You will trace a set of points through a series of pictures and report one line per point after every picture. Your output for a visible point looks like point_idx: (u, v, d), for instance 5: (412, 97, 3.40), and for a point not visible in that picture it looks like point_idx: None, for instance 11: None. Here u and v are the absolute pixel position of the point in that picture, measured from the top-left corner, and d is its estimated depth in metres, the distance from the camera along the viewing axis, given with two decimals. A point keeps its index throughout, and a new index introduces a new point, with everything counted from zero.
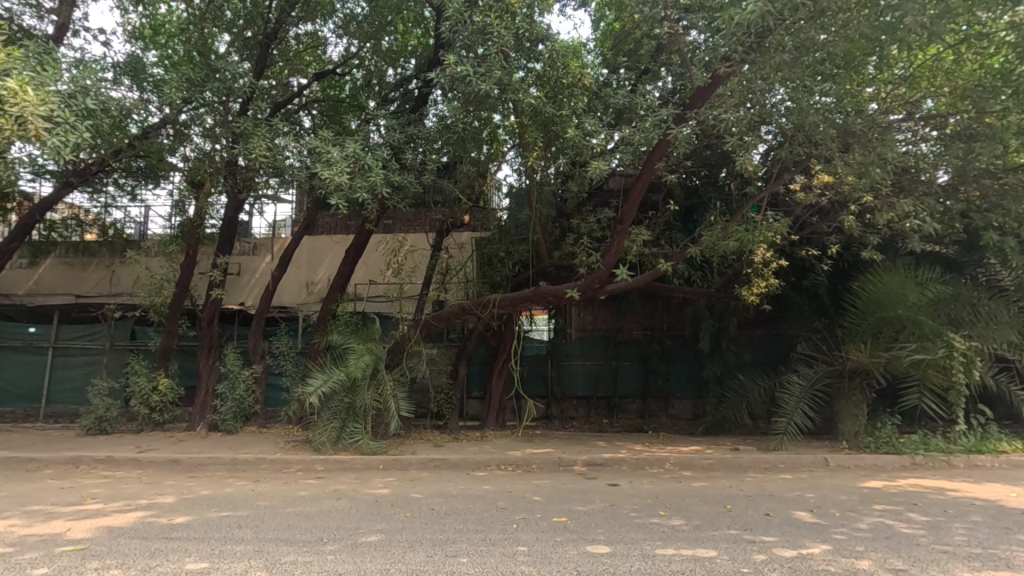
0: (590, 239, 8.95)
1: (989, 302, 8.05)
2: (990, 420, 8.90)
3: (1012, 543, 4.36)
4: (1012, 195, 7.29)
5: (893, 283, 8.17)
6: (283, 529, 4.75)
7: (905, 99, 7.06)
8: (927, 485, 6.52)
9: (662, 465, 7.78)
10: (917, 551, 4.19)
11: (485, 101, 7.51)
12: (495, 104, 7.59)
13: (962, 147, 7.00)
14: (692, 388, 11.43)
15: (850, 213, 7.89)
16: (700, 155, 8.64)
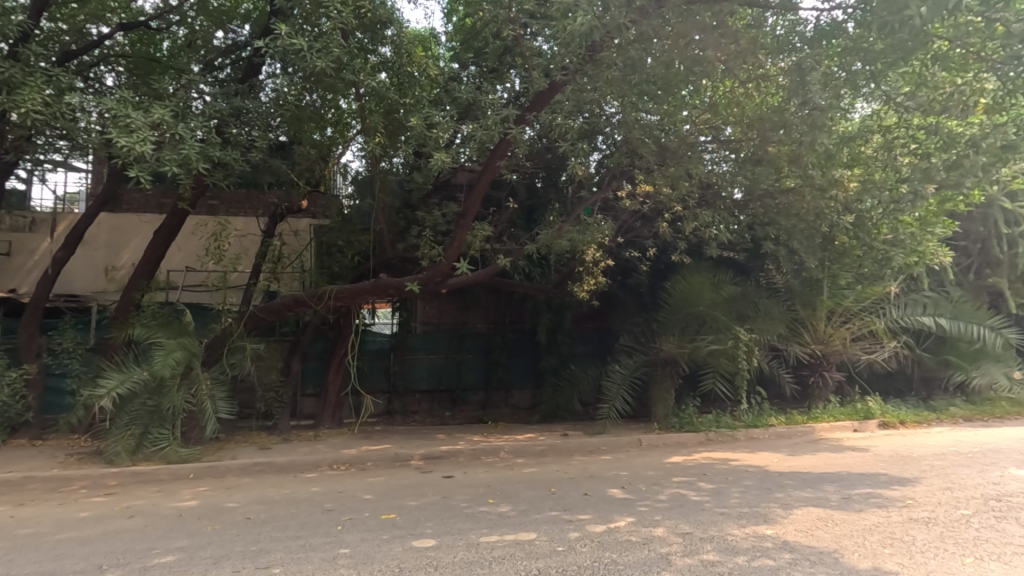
0: (434, 232, 8.86)
1: (766, 301, 9.66)
2: (765, 399, 10.66)
3: (771, 501, 5.26)
4: (784, 212, 8.62)
5: (696, 285, 9.50)
6: (49, 561, 3.99)
7: (710, 124, 8.11)
8: (715, 457, 7.62)
9: (498, 454, 8.04)
10: (701, 516, 4.85)
11: (327, 82, 7.07)
12: (342, 89, 7.24)
13: (751, 166, 8.16)
14: (531, 378, 12.03)
15: (664, 221, 8.91)
16: (541, 158, 9.11)
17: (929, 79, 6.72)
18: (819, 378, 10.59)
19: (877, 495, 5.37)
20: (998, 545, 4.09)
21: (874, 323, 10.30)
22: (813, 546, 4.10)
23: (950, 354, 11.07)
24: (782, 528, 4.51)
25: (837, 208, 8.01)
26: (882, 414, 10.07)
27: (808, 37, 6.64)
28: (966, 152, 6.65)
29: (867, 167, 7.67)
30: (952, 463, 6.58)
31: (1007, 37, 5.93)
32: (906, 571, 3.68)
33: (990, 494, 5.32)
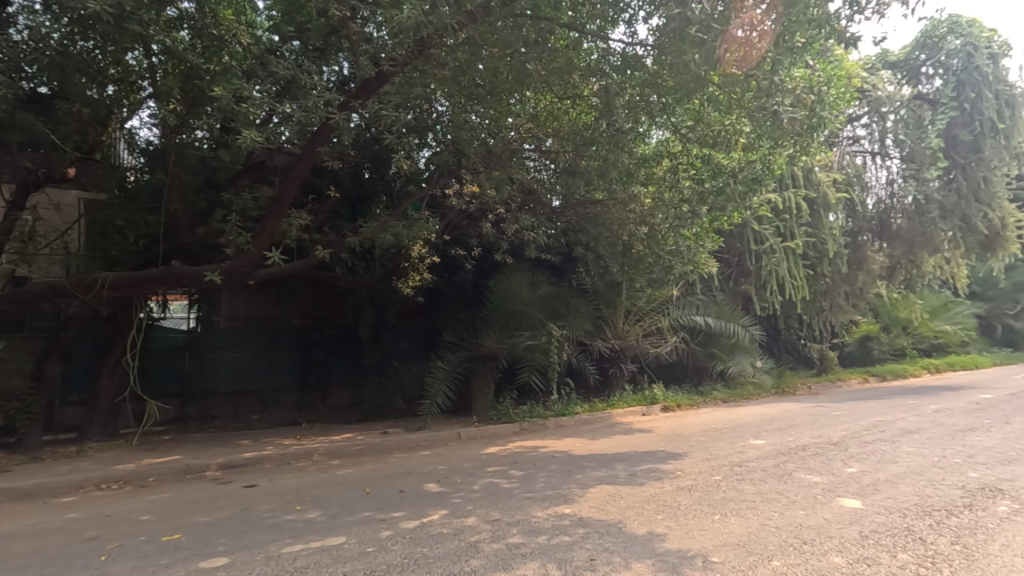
0: (241, 217, 7.91)
1: (575, 300, 10.56)
2: (573, 390, 11.70)
3: (572, 483, 5.79)
4: (592, 220, 9.71)
5: (516, 284, 10.06)
6: None
7: (532, 132, 8.55)
8: (527, 445, 8.14)
9: (310, 457, 7.56)
10: (510, 502, 5.14)
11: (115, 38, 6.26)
12: (132, 45, 6.43)
13: (565, 176, 8.89)
14: (352, 377, 11.45)
15: (488, 222, 9.21)
16: (367, 147, 8.67)
17: (706, 117, 7.83)
18: (617, 369, 11.97)
19: (655, 469, 6.25)
20: (738, 502, 5.05)
21: (660, 321, 12.06)
22: (602, 519, 4.62)
23: (715, 348, 13.24)
24: (579, 506, 4.99)
25: (634, 219, 9.62)
26: (664, 400, 11.77)
27: (616, 65, 7.34)
28: (726, 180, 8.17)
29: (658, 187, 8.93)
30: (711, 438, 7.94)
31: (758, 92, 7.16)
32: (672, 532, 4.34)
33: (735, 461, 6.54)
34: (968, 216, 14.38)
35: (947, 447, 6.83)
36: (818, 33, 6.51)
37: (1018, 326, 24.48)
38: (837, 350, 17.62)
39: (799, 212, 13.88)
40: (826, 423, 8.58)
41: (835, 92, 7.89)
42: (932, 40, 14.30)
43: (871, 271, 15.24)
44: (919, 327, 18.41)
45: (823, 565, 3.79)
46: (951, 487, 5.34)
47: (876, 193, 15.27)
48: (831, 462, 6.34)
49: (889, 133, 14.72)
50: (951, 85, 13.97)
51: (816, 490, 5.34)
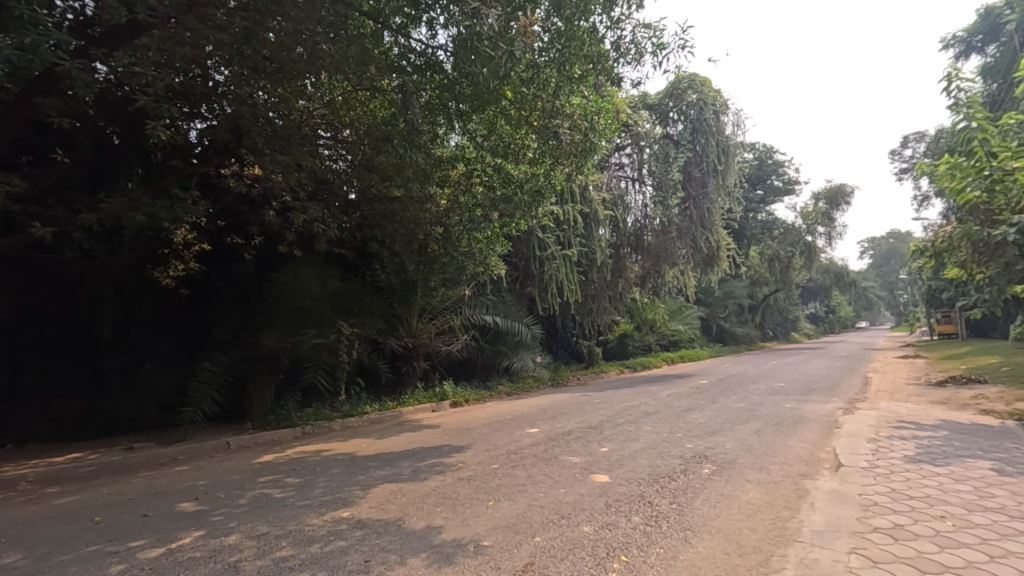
0: None
1: (369, 297, 10.36)
2: (363, 389, 11.45)
3: (353, 485, 5.62)
4: (386, 217, 9.34)
5: (302, 277, 9.38)
6: None
7: (325, 120, 8.16)
8: (309, 450, 7.66)
9: (15, 487, 6.03)
10: (281, 512, 4.77)
11: None
12: None
13: (362, 169, 8.50)
14: (87, 383, 9.49)
15: (271, 210, 8.32)
16: (116, 105, 7.00)
17: (498, 130, 8.35)
18: (410, 367, 12.04)
19: (438, 464, 6.43)
20: (510, 487, 5.47)
21: (452, 319, 12.50)
22: (381, 518, 4.58)
23: (502, 345, 14.17)
24: (358, 508, 4.87)
25: (430, 219, 9.63)
26: (453, 395, 12.19)
27: (415, 63, 7.32)
28: (514, 190, 9.14)
29: (454, 190, 9.39)
30: (493, 429, 8.47)
31: (543, 112, 7.83)
32: (449, 523, 4.51)
33: (511, 449, 7.09)
34: (696, 238, 17.79)
35: (673, 425, 8.38)
36: (591, 68, 7.37)
37: (726, 326, 31.33)
38: (601, 346, 20.36)
39: (575, 224, 15.62)
40: (589, 410, 9.84)
41: (604, 122, 8.84)
42: (677, 91, 17.34)
43: (628, 279, 17.90)
44: (661, 326, 22.29)
45: (575, 535, 4.32)
46: (673, 457, 6.56)
47: (634, 214, 17.95)
48: (589, 443, 7.27)
49: (644, 164, 17.53)
50: (688, 131, 17.17)
51: (576, 470, 6.07)
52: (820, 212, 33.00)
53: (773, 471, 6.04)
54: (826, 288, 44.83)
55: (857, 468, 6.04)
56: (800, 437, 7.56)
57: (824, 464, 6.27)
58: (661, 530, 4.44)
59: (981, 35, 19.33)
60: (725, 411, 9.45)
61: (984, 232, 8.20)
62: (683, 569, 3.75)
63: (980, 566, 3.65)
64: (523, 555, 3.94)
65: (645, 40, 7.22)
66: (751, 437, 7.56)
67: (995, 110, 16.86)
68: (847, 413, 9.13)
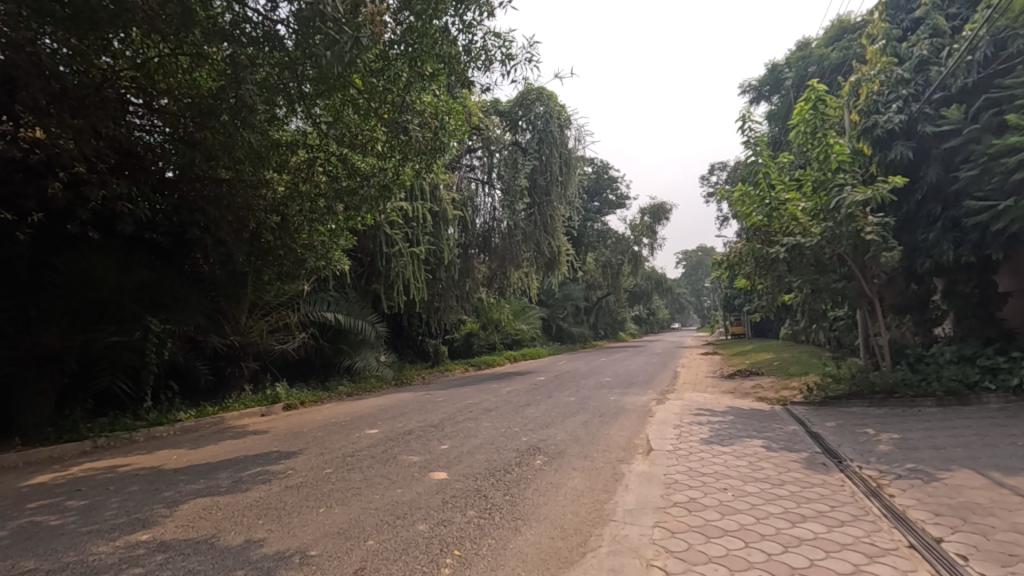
0: None
1: (186, 290, 9.10)
2: (176, 394, 10.13)
3: (156, 503, 4.93)
4: (215, 200, 8.35)
5: (97, 265, 7.91)
6: None
7: (139, 85, 7.14)
8: (100, 466, 6.55)
9: None
10: (57, 543, 4.01)
11: None
12: None
13: (181, 146, 7.49)
14: None
15: (57, 181, 6.89)
16: None
17: (345, 118, 8.05)
18: (235, 368, 10.98)
19: (264, 472, 5.93)
20: (344, 491, 5.25)
21: (288, 317, 11.67)
22: (190, 538, 4.09)
23: (343, 344, 13.56)
24: (161, 529, 4.28)
25: (264, 205, 8.85)
26: (286, 398, 11.34)
27: (250, 37, 6.60)
28: (360, 182, 8.79)
29: (294, 176, 8.94)
30: (328, 432, 8.06)
31: (393, 106, 7.61)
32: (272, 535, 4.18)
33: (347, 452, 6.81)
34: (539, 243, 18.75)
35: (511, 420, 8.75)
36: (442, 68, 7.38)
37: (564, 326, 33.55)
38: (447, 345, 20.53)
39: (424, 222, 15.56)
40: (431, 408, 9.85)
41: (455, 123, 8.86)
42: (526, 101, 18.05)
43: (475, 279, 18.27)
44: (506, 325, 23.08)
45: (410, 534, 4.29)
46: (509, 450, 6.86)
47: (483, 216, 18.48)
48: (429, 442, 7.27)
49: (494, 168, 17.97)
50: (535, 140, 18.08)
51: (414, 469, 6.03)
52: (646, 225, 37.00)
53: (596, 458, 6.62)
54: (648, 293, 50.31)
55: (664, 451, 6.88)
56: (620, 426, 8.40)
57: (639, 450, 7.04)
58: (494, 521, 4.60)
59: (768, 86, 23.27)
60: (558, 405, 10.13)
61: (764, 250, 9.83)
62: (511, 558, 3.93)
63: (750, 527, 4.40)
64: (354, 560, 3.81)
65: (495, 48, 7.43)
66: (579, 428, 8.20)
67: (777, 149, 20.52)
68: (659, 403, 10.38)
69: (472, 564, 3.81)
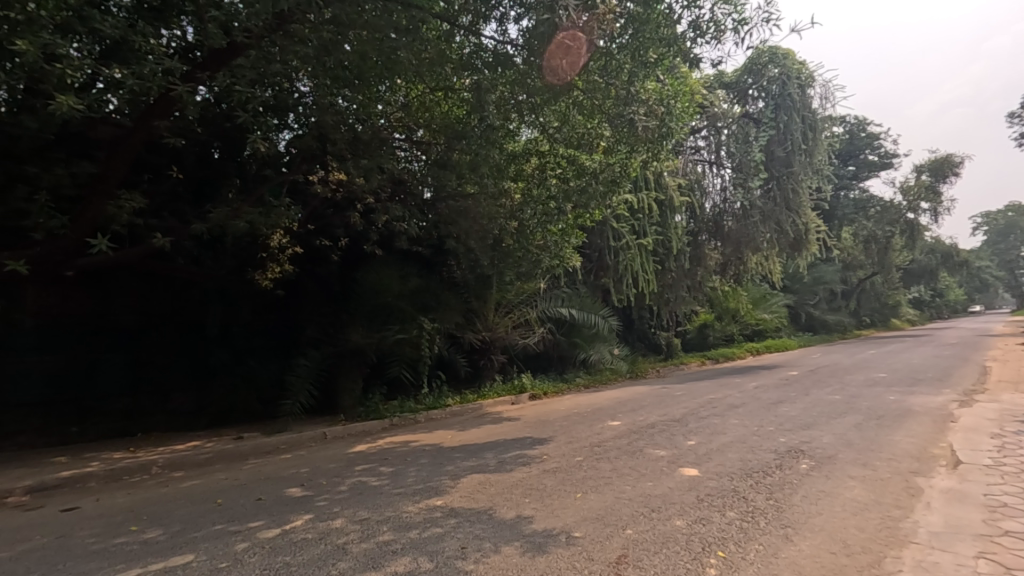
0: (51, 197, 6.48)
1: (446, 293, 10.61)
2: (444, 381, 11.77)
3: (443, 474, 5.84)
4: (463, 214, 9.49)
5: (383, 277, 9.81)
6: None
7: (403, 122, 8.70)
8: (398, 440, 8.03)
9: (147, 470, 6.78)
10: (378, 499, 5.04)
11: None
12: None
13: (435, 168, 8.75)
14: (195, 377, 10.14)
15: (356, 213, 8.66)
16: (214, 122, 7.53)
17: (571, 119, 8.26)
18: (487, 360, 12.24)
19: (523, 455, 6.53)
20: (596, 479, 5.46)
21: (528, 313, 12.63)
22: (472, 507, 4.72)
23: (577, 337, 14.12)
24: (449, 497, 5.04)
25: (504, 213, 9.65)
26: (531, 388, 12.31)
27: (487, 61, 7.38)
28: (589, 180, 8.99)
29: (528, 184, 9.30)
30: (573, 422, 8.49)
31: (616, 100, 7.78)
32: (538, 513, 4.57)
33: (594, 442, 7.08)
34: (781, 222, 16.82)
35: (763, 418, 8.01)
36: (668, 51, 7.11)
37: (816, 314, 29.49)
38: (680, 337, 19.82)
39: (649, 213, 15.37)
40: (671, 402, 9.61)
41: (681, 106, 8.64)
42: (757, 66, 16.33)
43: (707, 266, 17.36)
44: (745, 315, 21.27)
45: (667, 528, 4.24)
46: (766, 451, 6.28)
47: (712, 198, 17.31)
48: (674, 436, 7.10)
49: (723, 146, 16.76)
50: (769, 108, 16.22)
51: (662, 463, 5.95)
52: (924, 186, 30.15)
53: (880, 468, 5.62)
54: (931, 269, 40.92)
55: (981, 466, 5.49)
56: (908, 431, 7.00)
57: (940, 461, 5.76)
58: (758, 526, 4.27)
59: None
60: (820, 404, 8.91)
61: None
62: (785, 568, 3.59)
63: None
64: (615, 547, 3.92)
65: (725, 17, 6.88)
66: (852, 431, 7.08)
67: None
68: (963, 406, 8.34)
69: (740, 569, 3.58)
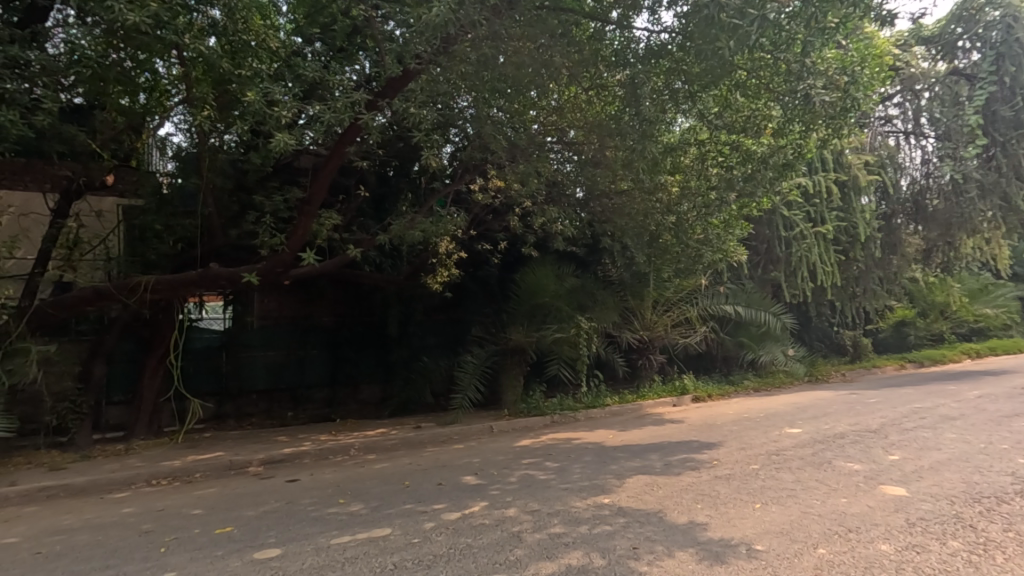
0: (273, 219, 7.89)
1: (602, 292, 10.66)
2: (602, 380, 11.64)
3: (607, 473, 5.83)
4: (617, 212, 9.44)
5: (542, 278, 10.15)
6: None
7: (555, 125, 8.46)
8: (560, 437, 8.20)
9: (347, 452, 7.79)
10: (547, 493, 5.20)
11: (140, 39, 6.01)
12: (157, 48, 6.22)
13: (589, 168, 8.72)
14: (380, 372, 11.40)
15: (515, 216, 9.18)
16: (393, 146, 8.61)
17: (733, 103, 7.79)
18: (646, 360, 11.91)
19: (691, 460, 6.23)
20: (777, 490, 5.01)
21: (689, 311, 12.00)
22: (642, 508, 4.64)
23: (745, 336, 13.07)
24: (617, 496, 5.01)
25: (660, 209, 9.25)
26: (694, 390, 11.68)
27: (640, 54, 7.21)
28: (757, 166, 8.14)
29: (685, 175, 8.77)
30: (745, 427, 7.88)
31: (788, 76, 7.11)
32: (713, 521, 4.34)
33: (771, 450, 6.50)
34: (1009, 196, 13.81)
35: (993, 433, 6.65)
36: (851, 12, 6.35)
37: None
38: (870, 337, 17.30)
39: (828, 196, 13.68)
40: (863, 411, 8.45)
41: (869, 71, 7.61)
42: (970, 11, 13.65)
43: (905, 254, 15.24)
44: (958, 310, 17.85)
45: (869, 552, 3.74)
46: (999, 474, 5.21)
47: (910, 174, 14.86)
48: (872, 449, 6.22)
49: (923, 112, 14.30)
50: (989, 59, 13.42)
51: (858, 478, 5.26)
52: None
53: None
54: None
55: None
56: None
57: None
58: (994, 561, 3.56)
59: None
60: None
61: None
62: None
63: None
64: (805, 566, 3.57)
65: None
66: None
67: None
68: None
69: None
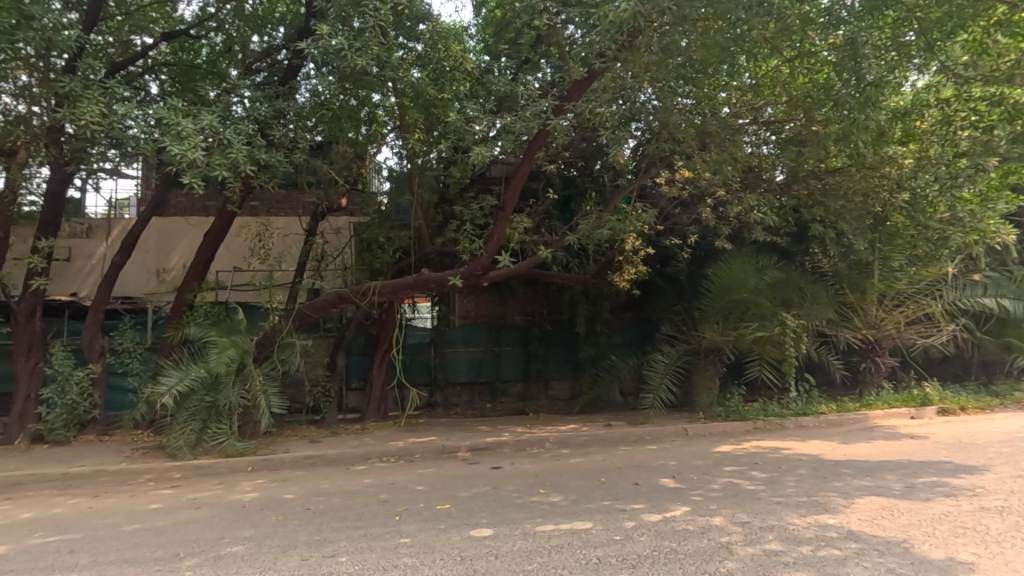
0: (471, 226, 8.61)
1: (813, 286, 9.38)
2: (814, 386, 10.35)
3: (829, 490, 5.16)
4: (833, 193, 8.01)
5: (739, 271, 9.30)
6: (155, 547, 4.60)
7: (750, 105, 7.83)
8: (767, 446, 7.49)
9: (542, 445, 8.14)
10: (758, 505, 4.78)
11: (363, 78, 7.00)
12: (374, 82, 7.12)
13: (789, 147, 7.75)
14: (569, 369, 11.81)
15: (706, 207, 8.65)
16: (577, 147, 8.76)
17: (991, 47, 6.65)
18: (871, 364, 10.30)
19: (943, 484, 5.18)
20: None
21: (930, 306, 9.88)
22: (880, 535, 3.99)
23: (1012, 336, 10.51)
24: (845, 517, 4.39)
25: (889, 187, 7.65)
26: (940, 401, 9.70)
27: (856, 9, 6.30)
28: None
29: (922, 143, 7.47)
30: (1021, 450, 6.30)
31: None
32: (982, 561, 3.55)
33: None
34: None
35: None
36: None
37: None
38: None
39: None
40: None
41: None
42: None
43: None
44: None
45: None
46: None
47: None
48: None
49: None
50: None
51: None
52: None
53: None
54: None
55: None
56: None
57: None
58: None
59: None
60: None
61: None
62: None
63: None
64: None
65: None
66: None
67: None
68: None
69: None
